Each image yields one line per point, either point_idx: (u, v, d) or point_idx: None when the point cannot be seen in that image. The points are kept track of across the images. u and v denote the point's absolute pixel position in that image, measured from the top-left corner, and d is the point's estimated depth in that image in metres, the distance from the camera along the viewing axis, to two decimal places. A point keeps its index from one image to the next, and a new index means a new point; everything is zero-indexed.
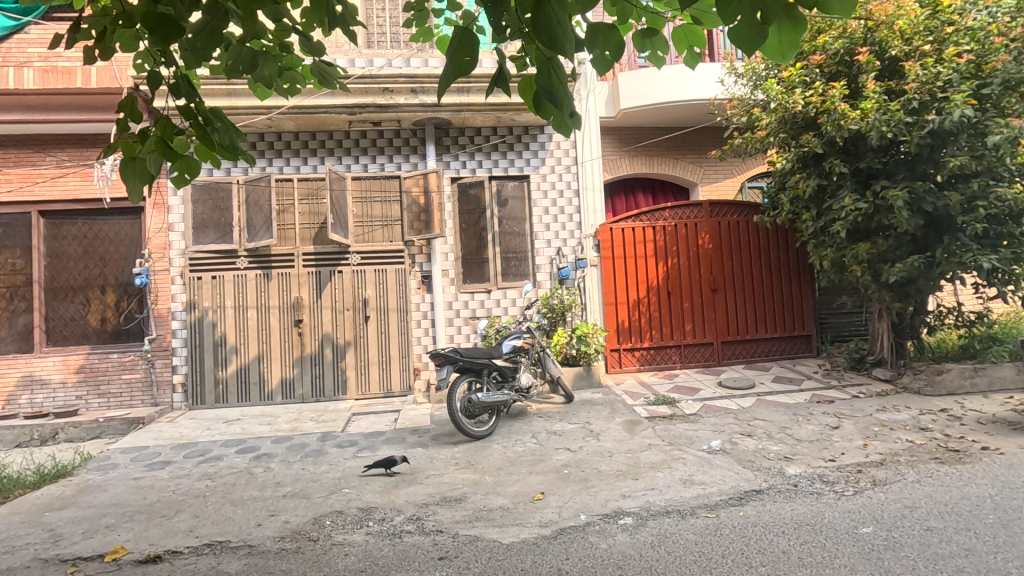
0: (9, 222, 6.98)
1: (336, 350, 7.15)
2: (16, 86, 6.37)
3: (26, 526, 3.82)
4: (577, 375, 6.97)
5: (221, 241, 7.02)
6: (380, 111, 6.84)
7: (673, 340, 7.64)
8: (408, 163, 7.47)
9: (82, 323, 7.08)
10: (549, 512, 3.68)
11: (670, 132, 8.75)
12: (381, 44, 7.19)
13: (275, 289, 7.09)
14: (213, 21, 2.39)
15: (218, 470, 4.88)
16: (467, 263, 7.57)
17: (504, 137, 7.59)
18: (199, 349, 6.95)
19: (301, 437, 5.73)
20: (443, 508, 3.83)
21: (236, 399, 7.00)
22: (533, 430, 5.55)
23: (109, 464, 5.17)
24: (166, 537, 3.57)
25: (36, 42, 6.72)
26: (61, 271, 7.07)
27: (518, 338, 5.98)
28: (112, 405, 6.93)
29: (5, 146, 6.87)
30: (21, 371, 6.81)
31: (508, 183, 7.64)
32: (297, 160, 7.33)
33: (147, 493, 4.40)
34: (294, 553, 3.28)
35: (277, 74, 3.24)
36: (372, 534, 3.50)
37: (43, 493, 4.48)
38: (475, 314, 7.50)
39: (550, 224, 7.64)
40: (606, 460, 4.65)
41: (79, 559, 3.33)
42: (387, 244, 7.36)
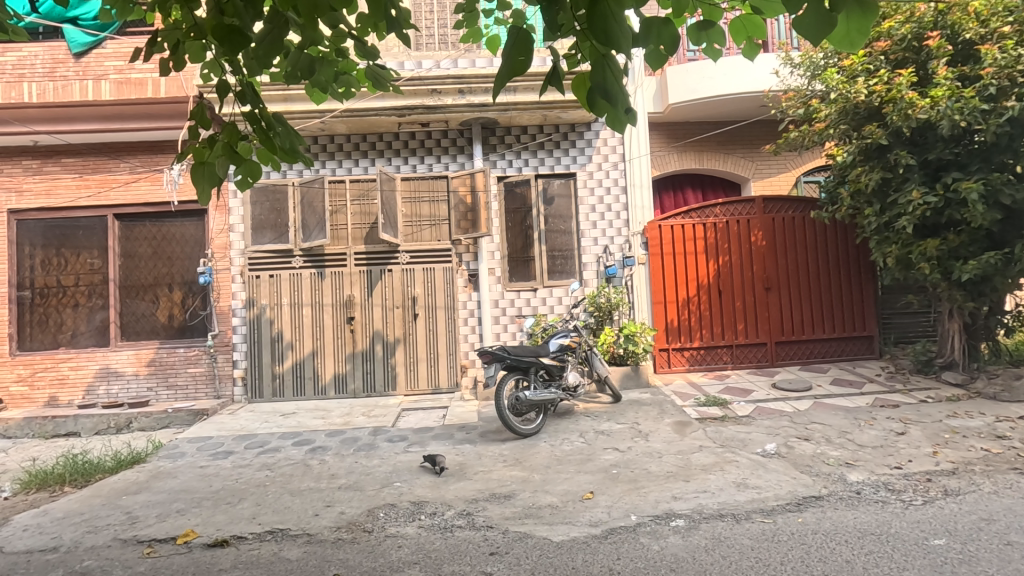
0: (88, 224, 7.48)
1: (386, 347, 7.33)
2: (94, 97, 6.83)
3: (107, 508, 4.11)
4: (624, 375, 6.90)
5: (277, 241, 7.31)
6: (429, 112, 6.96)
7: (724, 340, 7.44)
8: (455, 163, 7.57)
9: (152, 320, 7.51)
10: (599, 511, 3.66)
11: (720, 127, 8.52)
12: (429, 46, 7.32)
13: (328, 287, 7.33)
14: (275, 30, 2.50)
15: (277, 461, 5.09)
16: (513, 261, 7.61)
17: (550, 135, 7.58)
18: (258, 344, 7.27)
19: (354, 431, 5.90)
20: (493, 504, 3.87)
21: (292, 392, 7.28)
22: (580, 429, 5.52)
23: (177, 453, 5.47)
24: (232, 523, 3.76)
25: (112, 55, 7.15)
26: (133, 270, 7.53)
27: (566, 337, 5.98)
28: (179, 397, 7.34)
29: (84, 154, 7.37)
30: (98, 364, 7.29)
31: (554, 181, 7.62)
32: (348, 162, 7.55)
33: (213, 481, 4.65)
34: (350, 543, 3.39)
35: (334, 78, 3.34)
36: (424, 527, 3.58)
37: (120, 478, 4.79)
38: (522, 312, 7.52)
39: (597, 222, 7.58)
40: (656, 460, 4.59)
41: (154, 541, 3.54)
42: (435, 243, 7.47)
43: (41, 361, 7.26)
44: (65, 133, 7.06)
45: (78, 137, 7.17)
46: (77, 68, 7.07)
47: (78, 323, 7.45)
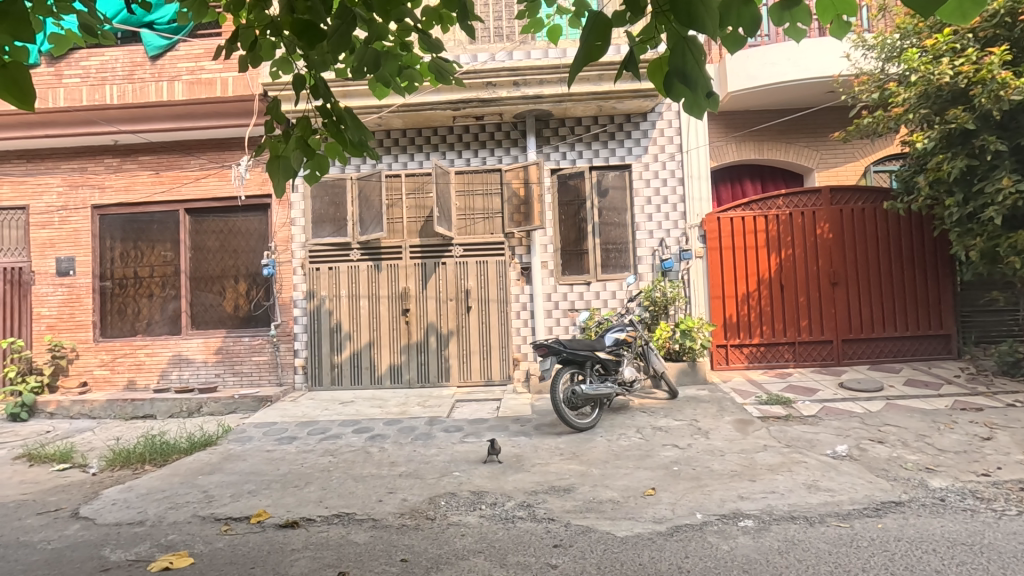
0: (162, 218, 7.90)
1: (440, 339, 7.43)
2: (168, 98, 7.24)
3: (185, 486, 4.34)
4: (680, 371, 6.76)
5: (336, 235, 7.51)
6: (483, 105, 7.00)
7: (786, 338, 7.17)
8: (509, 155, 7.57)
9: (219, 310, 7.86)
10: (662, 508, 3.59)
11: (783, 115, 8.17)
12: (484, 39, 7.34)
13: (385, 279, 7.49)
14: (343, 25, 2.45)
15: (339, 447, 5.25)
16: (567, 254, 7.56)
17: (605, 126, 7.46)
18: (318, 335, 7.50)
19: (411, 420, 6.02)
20: (553, 497, 3.86)
21: (350, 381, 7.49)
22: (637, 425, 5.44)
23: (245, 437, 5.73)
24: (300, 505, 3.89)
25: (184, 57, 7.49)
26: (202, 262, 7.90)
27: (621, 331, 5.90)
28: (244, 383, 7.67)
29: (159, 152, 7.78)
30: (171, 351, 7.71)
31: (609, 172, 7.52)
32: (404, 156, 7.68)
33: (280, 465, 4.83)
34: (414, 530, 3.46)
35: (398, 73, 3.30)
36: (485, 517, 3.61)
37: (195, 459, 5.05)
38: (575, 306, 7.47)
39: (653, 215, 7.43)
40: (719, 459, 4.46)
41: (230, 519, 3.72)
42: (488, 236, 7.49)
43: (120, 347, 7.74)
44: (143, 132, 7.47)
45: (154, 136, 7.58)
46: (153, 69, 7.46)
47: (152, 312, 7.88)
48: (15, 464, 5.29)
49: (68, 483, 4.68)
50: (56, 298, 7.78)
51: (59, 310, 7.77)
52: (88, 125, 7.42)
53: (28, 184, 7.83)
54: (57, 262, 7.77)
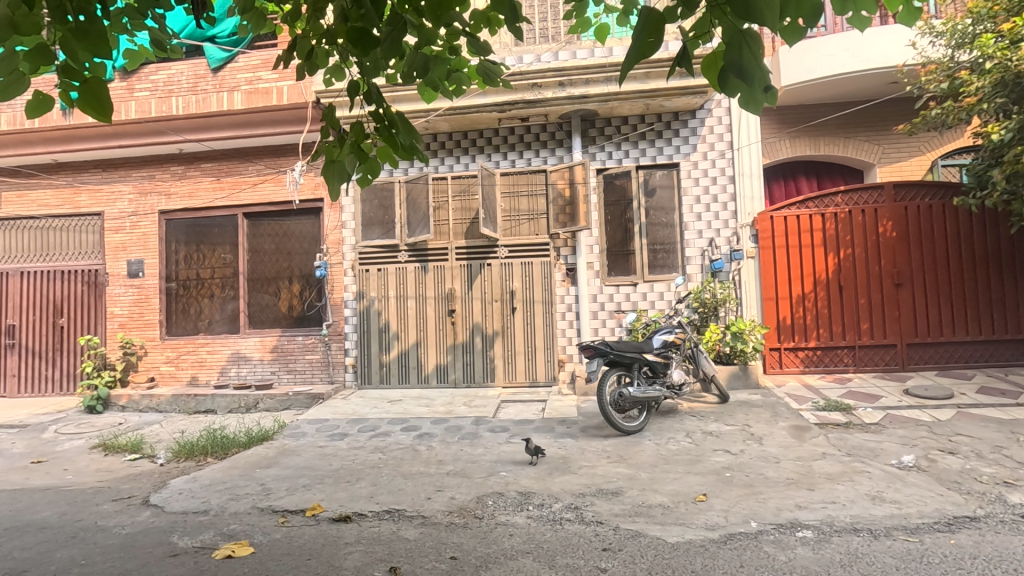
0: (222, 222, 8.27)
1: (485, 339, 7.48)
2: (228, 107, 7.61)
3: (245, 478, 4.54)
4: (731, 375, 6.59)
5: (385, 237, 7.68)
6: (529, 107, 7.01)
7: (845, 342, 6.87)
8: (554, 156, 7.55)
9: (274, 310, 8.17)
10: (714, 514, 3.49)
11: (841, 109, 7.83)
12: (530, 41, 7.35)
13: (431, 280, 7.61)
14: (394, 32, 2.48)
15: (388, 445, 5.36)
16: (612, 255, 7.49)
17: (652, 124, 7.34)
18: (367, 335, 7.69)
19: (457, 419, 6.09)
20: (601, 500, 3.82)
21: (397, 380, 7.64)
22: (686, 429, 5.32)
23: (299, 432, 5.93)
24: (352, 500, 4.00)
25: (243, 68, 7.84)
26: (259, 264, 8.23)
27: (670, 332, 5.77)
28: (298, 381, 7.95)
29: (220, 159, 8.16)
30: (230, 349, 8.07)
31: (656, 171, 7.40)
32: (451, 159, 7.79)
33: (332, 460, 4.98)
34: (463, 528, 3.49)
35: (446, 76, 3.29)
36: (532, 517, 3.60)
37: (253, 452, 5.26)
38: (621, 307, 7.38)
39: (702, 214, 7.25)
40: (774, 466, 4.30)
41: (287, 511, 3.86)
42: (534, 237, 7.50)
43: (184, 345, 8.16)
44: (206, 141, 7.86)
45: (216, 144, 7.96)
46: (215, 81, 7.84)
47: (213, 311, 8.27)
48: (92, 453, 5.66)
49: (139, 472, 4.98)
50: (127, 298, 8.28)
51: (130, 309, 8.27)
52: (157, 135, 7.87)
53: (103, 192, 8.38)
54: (128, 264, 8.27)
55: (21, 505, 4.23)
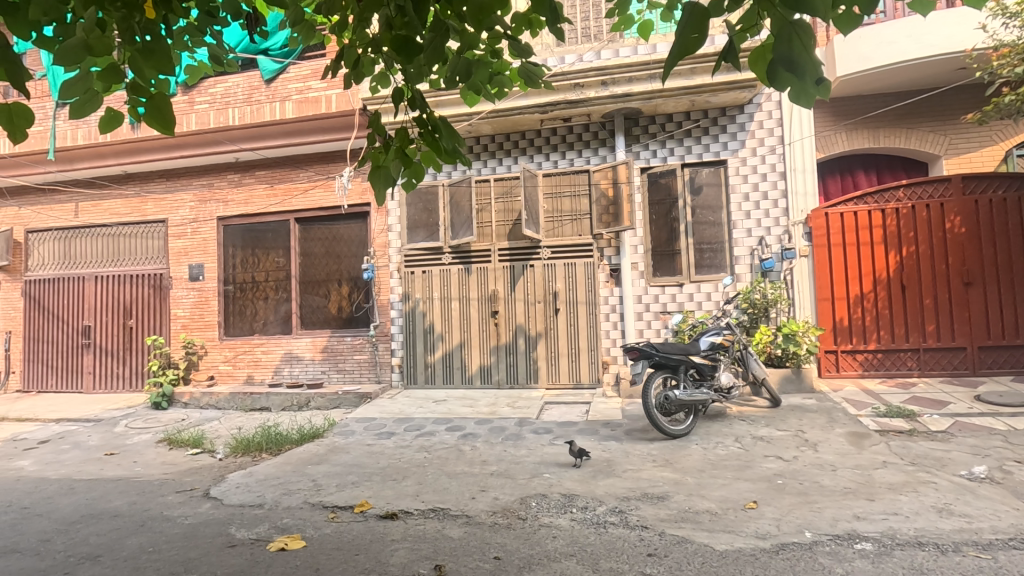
0: (275, 227, 8.61)
1: (529, 341, 7.49)
2: (280, 116, 7.86)
3: (298, 474, 4.71)
4: (784, 378, 6.38)
5: (429, 239, 7.82)
6: (571, 107, 6.99)
7: (908, 344, 6.53)
8: (597, 156, 7.48)
9: (324, 311, 8.43)
10: (765, 523, 3.37)
11: (902, 99, 7.44)
12: (572, 41, 7.32)
13: (474, 282, 7.68)
14: (437, 38, 2.51)
15: (433, 444, 5.45)
16: (657, 255, 7.36)
17: (698, 121, 7.18)
18: (413, 336, 7.83)
19: (500, 420, 6.12)
20: (647, 504, 3.75)
21: (442, 380, 7.74)
22: (736, 434, 5.16)
23: (348, 430, 6.11)
24: (399, 498, 4.08)
25: (294, 78, 8.13)
26: (310, 267, 8.51)
27: (717, 334, 5.62)
28: (347, 380, 8.18)
29: (273, 167, 8.50)
30: (283, 349, 8.39)
31: (702, 169, 7.23)
32: (493, 161, 7.84)
33: (379, 458, 5.09)
34: (506, 528, 3.51)
35: (488, 80, 3.31)
36: (576, 520, 3.58)
37: (305, 449, 5.45)
38: (667, 308, 7.24)
39: (751, 212, 7.01)
40: (829, 474, 4.12)
41: (336, 507, 3.98)
42: (577, 238, 7.46)
43: (241, 345, 8.54)
44: (259, 149, 8.20)
45: (269, 152, 8.30)
46: (268, 91, 8.16)
47: (268, 313, 8.62)
48: (158, 447, 6.00)
49: (200, 466, 5.25)
50: (189, 301, 8.74)
51: (192, 310, 8.72)
52: (215, 145, 8.27)
53: (167, 200, 8.89)
54: (190, 268, 8.73)
55: (96, 494, 4.54)
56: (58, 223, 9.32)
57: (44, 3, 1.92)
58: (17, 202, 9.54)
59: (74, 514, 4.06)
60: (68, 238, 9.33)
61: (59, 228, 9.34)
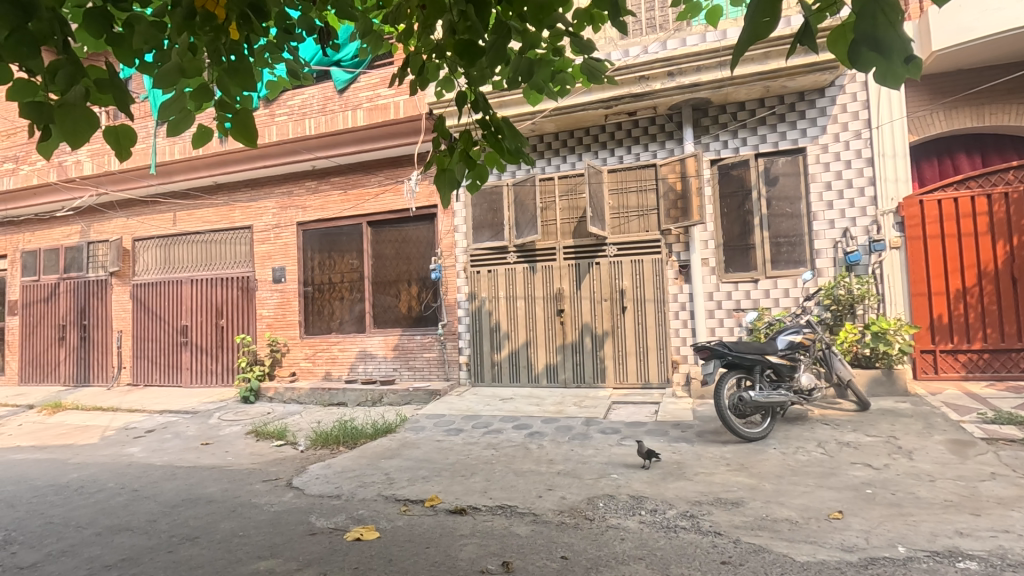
0: (349, 230, 9.00)
1: (595, 339, 7.40)
2: (352, 125, 8.20)
3: (372, 467, 4.91)
4: (873, 380, 5.95)
5: (495, 239, 7.91)
6: (636, 100, 6.83)
7: (1021, 344, 5.99)
8: (664, 149, 7.27)
9: (395, 310, 8.73)
10: (852, 535, 3.16)
11: (1011, 71, 6.72)
12: (637, 33, 7.16)
13: (540, 280, 7.68)
14: (499, 39, 2.51)
15: (500, 442, 5.50)
16: (729, 250, 7.07)
17: (773, 108, 6.81)
18: (479, 334, 7.95)
19: (567, 419, 6.09)
20: (720, 510, 3.61)
21: (508, 379, 7.80)
22: (818, 439, 4.86)
23: (419, 426, 6.30)
24: (467, 494, 4.16)
25: (364, 87, 8.48)
26: (381, 268, 8.84)
27: (797, 333, 5.29)
28: (417, 377, 8.44)
29: (346, 173, 8.90)
30: (358, 347, 8.77)
31: (779, 158, 6.86)
32: (557, 159, 7.82)
33: (448, 454, 5.21)
34: (574, 528, 3.49)
35: (551, 78, 3.28)
36: (645, 523, 3.51)
37: (378, 443, 5.68)
38: (741, 305, 6.93)
39: (834, 202, 6.58)
40: (926, 485, 3.79)
41: (408, 501, 4.11)
42: (643, 234, 7.30)
43: (320, 343, 9.00)
44: (333, 156, 8.60)
45: (342, 159, 8.68)
46: (341, 100, 8.56)
47: (343, 312, 9.03)
48: (247, 438, 6.45)
49: (283, 457, 5.59)
50: (272, 301, 9.32)
51: (275, 311, 9.30)
52: (293, 154, 8.76)
53: (252, 208, 9.52)
54: (273, 271, 9.31)
55: (193, 480, 4.95)
56: (159, 231, 10.24)
57: (145, 32, 2.13)
58: (125, 213, 10.56)
59: (175, 498, 4.45)
60: (168, 244, 10.21)
61: (161, 236, 10.25)
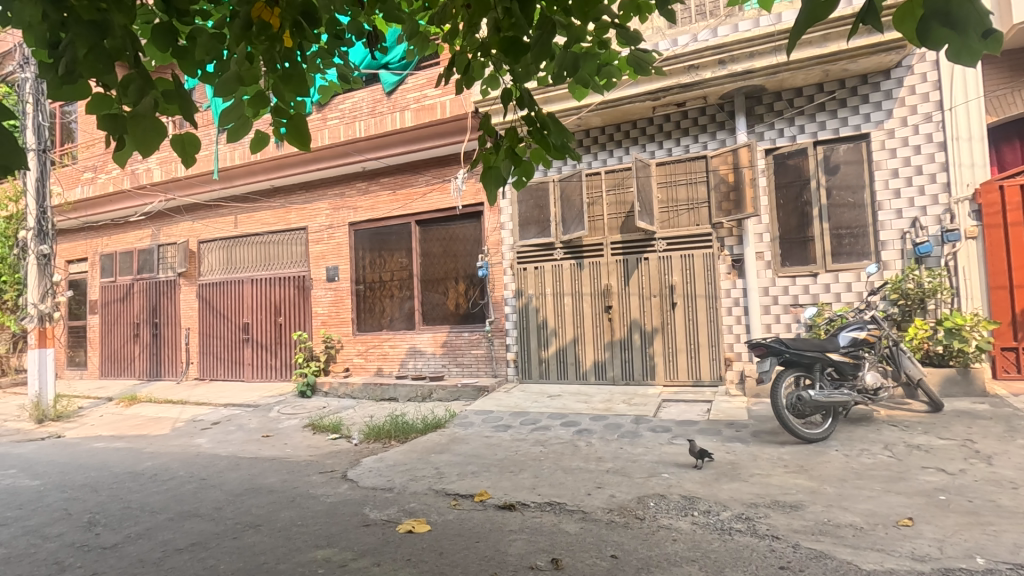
0: (398, 230, 9.19)
1: (644, 336, 7.27)
2: (400, 126, 8.37)
3: (422, 462, 5.01)
4: (946, 379, 5.58)
5: (541, 235, 7.88)
6: (685, 91, 6.65)
7: None
8: (715, 140, 7.06)
9: (443, 307, 8.86)
10: (924, 543, 2.97)
11: None
12: (685, 21, 6.96)
13: (587, 277, 7.61)
14: (544, 35, 2.49)
15: (549, 439, 5.49)
16: (786, 242, 6.80)
17: (833, 93, 6.48)
18: (527, 331, 7.96)
19: (616, 417, 6.01)
20: (778, 513, 3.48)
21: (556, 375, 7.77)
22: (885, 441, 4.61)
23: (467, 422, 6.37)
24: (516, 490, 4.18)
25: (412, 88, 8.63)
26: (430, 266, 8.98)
27: (861, 329, 5.01)
28: (465, 373, 8.52)
29: (395, 173, 9.09)
30: (408, 344, 8.96)
31: (839, 146, 6.53)
32: (604, 153, 7.72)
33: (497, 450, 5.25)
34: (623, 527, 3.44)
35: (596, 71, 3.22)
36: (698, 524, 3.42)
37: (428, 438, 5.78)
38: (799, 301, 6.64)
39: (902, 190, 6.21)
40: (1008, 492, 3.52)
41: (458, 495, 4.17)
42: (694, 228, 7.10)
43: (372, 340, 9.24)
44: (382, 157, 8.80)
45: (391, 159, 8.87)
46: (390, 102, 8.76)
47: (393, 310, 9.24)
48: (304, 431, 6.71)
49: (339, 449, 5.78)
50: (327, 299, 9.65)
51: (330, 308, 9.62)
52: (344, 156, 9.01)
53: (307, 209, 9.88)
54: (327, 270, 9.63)
55: (255, 470, 5.19)
56: (222, 234, 10.77)
57: (206, 44, 2.24)
58: (190, 217, 11.16)
59: (239, 488, 4.68)
60: (230, 246, 10.73)
61: (223, 238, 10.78)
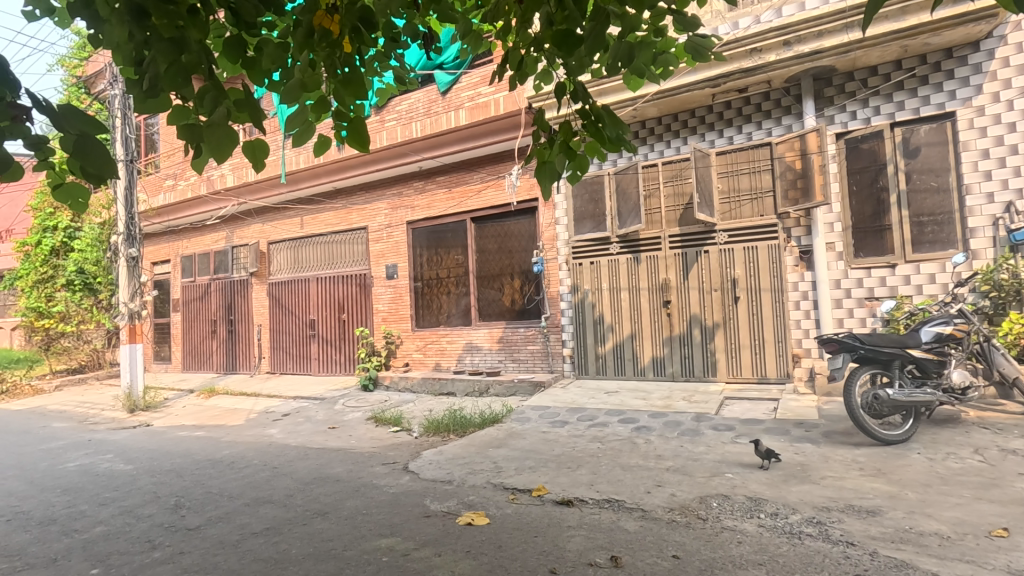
0: (454, 227, 9.33)
1: (705, 331, 7.05)
2: (455, 125, 8.49)
3: (480, 455, 5.08)
4: None
5: (596, 230, 7.78)
6: (746, 76, 6.37)
7: None
8: (781, 126, 6.73)
9: (499, 304, 8.92)
10: (1021, 556, 2.73)
11: None
12: (747, 2, 6.67)
13: (644, 271, 7.47)
14: (598, 26, 2.45)
15: (606, 435, 5.44)
16: (860, 232, 6.40)
17: (913, 69, 6.02)
18: (583, 326, 7.89)
19: (676, 415, 5.86)
20: (853, 518, 3.29)
21: (613, 371, 7.67)
22: (975, 444, 4.26)
23: (524, 417, 6.40)
24: (574, 486, 4.16)
25: (466, 86, 8.74)
26: (485, 263, 9.06)
27: (946, 324, 4.64)
28: (522, 369, 8.56)
29: (450, 172, 9.23)
30: (465, 339, 9.09)
31: (920, 127, 6.08)
32: (661, 144, 7.53)
33: (554, 446, 5.24)
34: (685, 527, 3.36)
35: (653, 60, 3.13)
36: (765, 526, 3.29)
37: (485, 433, 5.85)
38: (874, 293, 6.23)
39: (993, 172, 5.71)
40: None
41: (516, 490, 4.20)
42: (757, 218, 6.81)
43: (430, 335, 9.45)
44: (438, 156, 8.96)
45: (447, 158, 9.01)
46: (445, 102, 8.91)
47: (450, 306, 9.40)
48: (367, 423, 6.96)
49: (400, 442, 5.96)
50: (387, 296, 9.94)
51: (389, 305, 9.91)
52: (402, 157, 9.24)
53: (367, 210, 10.20)
54: (386, 268, 9.91)
55: (322, 460, 5.43)
56: (289, 234, 11.30)
57: (272, 54, 2.35)
58: (260, 220, 11.78)
59: (308, 476, 4.91)
60: (296, 246, 11.24)
61: (290, 239, 11.31)
